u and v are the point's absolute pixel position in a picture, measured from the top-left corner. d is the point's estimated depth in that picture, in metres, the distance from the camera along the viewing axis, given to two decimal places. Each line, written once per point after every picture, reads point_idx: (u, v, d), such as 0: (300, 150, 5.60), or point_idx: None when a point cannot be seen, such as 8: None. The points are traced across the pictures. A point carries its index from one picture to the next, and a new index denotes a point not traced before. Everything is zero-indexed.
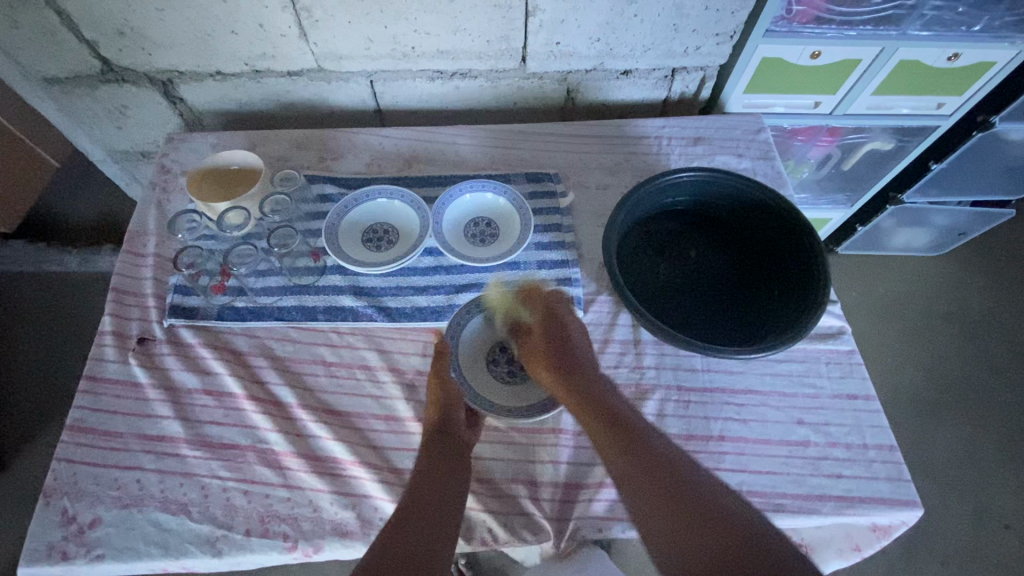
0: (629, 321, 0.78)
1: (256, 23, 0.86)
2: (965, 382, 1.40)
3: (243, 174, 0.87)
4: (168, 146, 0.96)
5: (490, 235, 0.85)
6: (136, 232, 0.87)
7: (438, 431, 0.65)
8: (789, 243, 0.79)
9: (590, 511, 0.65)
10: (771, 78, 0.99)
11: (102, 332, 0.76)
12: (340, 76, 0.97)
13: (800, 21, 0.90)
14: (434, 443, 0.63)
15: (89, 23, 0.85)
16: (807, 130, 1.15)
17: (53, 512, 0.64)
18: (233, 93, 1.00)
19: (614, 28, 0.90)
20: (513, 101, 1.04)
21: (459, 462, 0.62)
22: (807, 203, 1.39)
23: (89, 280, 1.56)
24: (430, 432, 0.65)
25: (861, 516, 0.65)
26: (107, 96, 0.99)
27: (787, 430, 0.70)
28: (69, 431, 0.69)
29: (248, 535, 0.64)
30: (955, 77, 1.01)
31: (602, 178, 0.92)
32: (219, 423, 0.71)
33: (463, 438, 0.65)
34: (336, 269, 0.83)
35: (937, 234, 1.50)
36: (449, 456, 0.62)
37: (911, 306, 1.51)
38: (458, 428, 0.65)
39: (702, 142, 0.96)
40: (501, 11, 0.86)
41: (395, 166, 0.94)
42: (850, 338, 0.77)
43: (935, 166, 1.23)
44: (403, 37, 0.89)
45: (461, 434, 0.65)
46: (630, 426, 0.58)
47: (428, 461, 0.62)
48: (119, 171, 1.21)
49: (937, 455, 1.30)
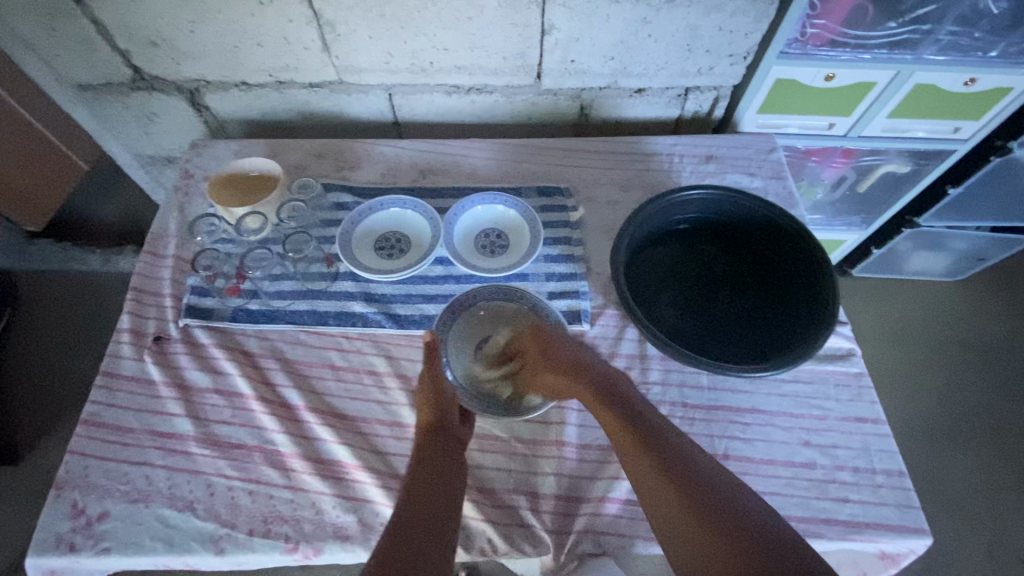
0: (636, 335, 0.79)
1: (281, 36, 0.89)
2: (982, 411, 1.36)
3: (261, 181, 0.89)
4: (192, 152, 0.99)
5: (499, 247, 0.86)
6: (157, 234, 0.89)
7: (433, 431, 0.65)
8: (797, 263, 0.80)
9: (591, 525, 0.65)
10: (785, 99, 1.00)
11: (120, 330, 0.79)
12: (360, 89, 1.00)
13: (814, 44, 0.91)
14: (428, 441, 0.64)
15: (123, 33, 0.89)
16: (820, 151, 1.15)
17: (64, 504, 0.66)
18: (256, 103, 1.03)
19: (628, 48, 0.92)
20: (527, 116, 1.06)
21: (454, 461, 0.62)
22: (821, 224, 1.37)
23: (109, 280, 1.59)
24: (422, 433, 0.65)
25: (868, 543, 0.64)
26: (137, 103, 1.03)
27: (793, 451, 0.69)
28: (84, 425, 0.71)
29: (250, 535, 0.64)
30: (972, 102, 1.00)
31: (612, 193, 0.93)
32: (228, 422, 0.72)
33: (456, 435, 0.65)
34: (348, 275, 0.84)
35: (954, 259, 1.48)
36: (444, 455, 0.62)
37: (926, 332, 1.48)
38: (452, 426, 0.66)
39: (714, 160, 0.97)
40: (518, 29, 0.88)
41: (409, 176, 0.96)
42: (859, 360, 0.76)
43: (953, 191, 1.21)
44: (422, 53, 0.92)
45: (453, 432, 0.66)
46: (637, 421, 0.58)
47: (422, 463, 0.61)
48: (144, 175, 1.25)
49: (954, 487, 1.27)
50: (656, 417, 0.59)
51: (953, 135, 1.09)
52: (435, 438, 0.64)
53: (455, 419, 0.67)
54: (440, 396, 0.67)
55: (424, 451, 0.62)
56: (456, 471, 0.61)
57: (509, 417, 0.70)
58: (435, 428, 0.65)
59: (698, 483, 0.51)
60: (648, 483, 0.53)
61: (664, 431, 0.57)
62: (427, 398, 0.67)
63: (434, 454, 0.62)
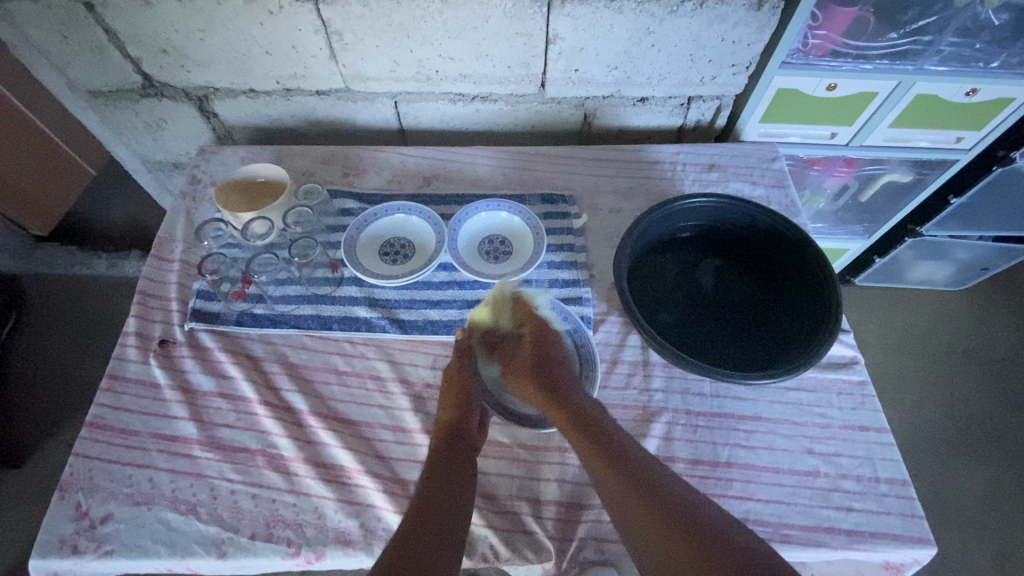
0: (639, 342, 0.79)
1: (290, 45, 0.90)
2: (987, 422, 1.36)
3: (268, 187, 0.90)
4: (199, 157, 1.00)
5: (503, 253, 0.87)
6: (164, 238, 0.90)
7: (451, 434, 0.65)
8: (800, 272, 0.80)
9: (594, 532, 0.65)
10: (787, 109, 1.01)
11: (127, 333, 0.79)
12: (366, 97, 1.01)
13: (816, 54, 0.92)
14: (444, 447, 0.64)
15: (134, 40, 0.90)
16: (823, 161, 1.16)
17: (68, 506, 0.66)
18: (263, 110, 1.04)
19: (631, 57, 0.92)
20: (531, 125, 1.07)
21: (467, 468, 0.62)
22: (823, 233, 1.37)
23: (114, 283, 1.60)
24: (440, 434, 0.66)
25: (872, 552, 0.63)
26: (146, 110, 1.04)
27: (796, 459, 0.69)
28: (89, 427, 0.71)
29: (252, 539, 0.64)
30: (974, 111, 1.01)
31: (615, 201, 0.94)
32: (231, 426, 0.72)
33: (471, 442, 0.66)
34: (353, 280, 0.85)
35: (957, 268, 1.48)
36: (459, 461, 0.63)
37: (930, 341, 1.48)
38: (469, 431, 0.66)
39: (717, 169, 0.97)
40: (523, 38, 0.89)
41: (414, 183, 0.97)
42: (862, 369, 0.76)
43: (954, 201, 1.22)
44: (427, 61, 0.93)
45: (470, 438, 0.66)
46: (610, 439, 0.60)
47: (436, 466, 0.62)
48: (151, 181, 1.26)
49: (958, 498, 1.26)
50: (625, 441, 0.60)
51: (954, 144, 1.09)
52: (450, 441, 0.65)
53: (474, 427, 0.67)
54: (462, 398, 0.68)
55: (440, 454, 0.63)
56: (469, 476, 0.62)
57: (515, 424, 0.71)
58: (453, 431, 0.66)
59: (674, 505, 0.53)
60: (625, 509, 0.54)
61: (646, 466, 0.57)
62: (451, 401, 0.68)
63: (449, 460, 0.62)
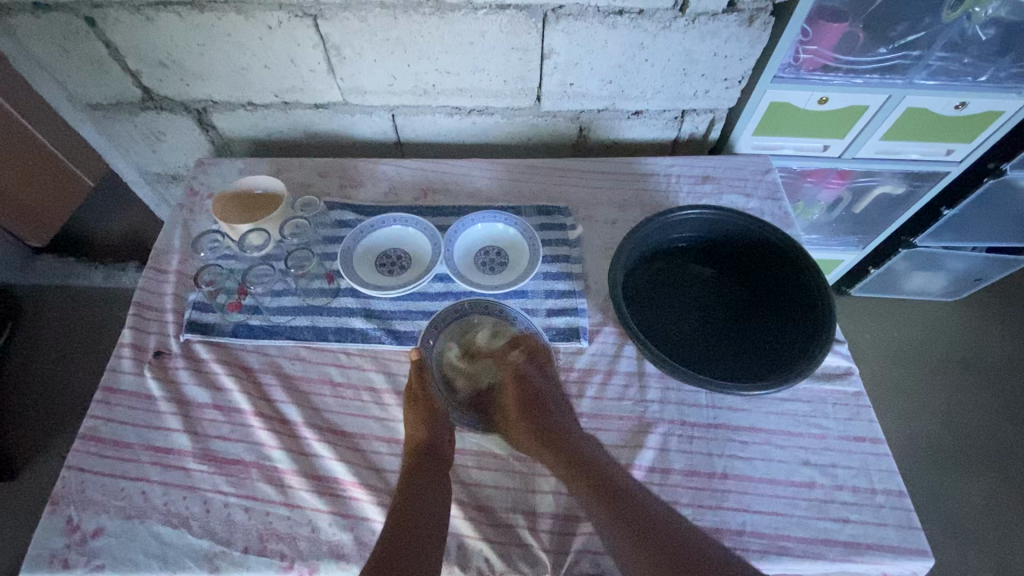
0: (634, 353, 0.79)
1: (288, 58, 0.91)
2: (983, 430, 1.36)
3: (266, 199, 0.90)
4: (197, 169, 1.01)
5: (499, 264, 0.87)
6: (161, 250, 0.91)
7: (422, 450, 0.66)
8: (792, 280, 0.80)
9: (590, 545, 0.64)
10: (780, 122, 1.02)
11: (122, 344, 0.79)
12: (364, 110, 1.02)
13: (807, 69, 0.93)
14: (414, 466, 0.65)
15: (134, 54, 0.91)
16: (815, 173, 1.17)
17: (59, 519, 0.65)
18: (262, 123, 1.05)
19: (625, 72, 0.94)
20: (527, 137, 1.08)
21: (439, 483, 0.64)
22: (817, 245, 1.38)
23: (112, 295, 1.61)
24: (409, 452, 0.67)
25: (868, 565, 0.63)
26: (145, 122, 1.05)
27: (793, 471, 0.69)
28: (82, 440, 0.71)
29: (246, 552, 0.64)
30: (965, 124, 1.02)
31: (611, 212, 0.94)
32: (225, 438, 0.72)
33: (442, 453, 0.67)
34: (349, 291, 0.85)
35: (951, 279, 1.49)
36: (426, 477, 0.64)
37: (925, 351, 1.48)
38: (439, 443, 0.67)
39: (711, 181, 0.98)
40: (518, 52, 0.90)
41: (411, 194, 0.98)
42: (856, 380, 0.76)
43: (947, 211, 1.24)
44: (425, 75, 0.94)
45: (441, 450, 0.67)
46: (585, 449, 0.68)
47: (406, 485, 0.64)
48: (150, 193, 1.27)
49: (957, 509, 1.25)
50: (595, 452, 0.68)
51: (946, 157, 1.10)
52: (421, 460, 0.66)
53: (446, 439, 0.68)
54: (429, 415, 0.68)
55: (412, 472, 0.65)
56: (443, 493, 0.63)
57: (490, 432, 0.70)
58: (423, 448, 0.67)
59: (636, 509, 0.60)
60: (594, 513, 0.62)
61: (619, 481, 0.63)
62: (417, 418, 0.68)
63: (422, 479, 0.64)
